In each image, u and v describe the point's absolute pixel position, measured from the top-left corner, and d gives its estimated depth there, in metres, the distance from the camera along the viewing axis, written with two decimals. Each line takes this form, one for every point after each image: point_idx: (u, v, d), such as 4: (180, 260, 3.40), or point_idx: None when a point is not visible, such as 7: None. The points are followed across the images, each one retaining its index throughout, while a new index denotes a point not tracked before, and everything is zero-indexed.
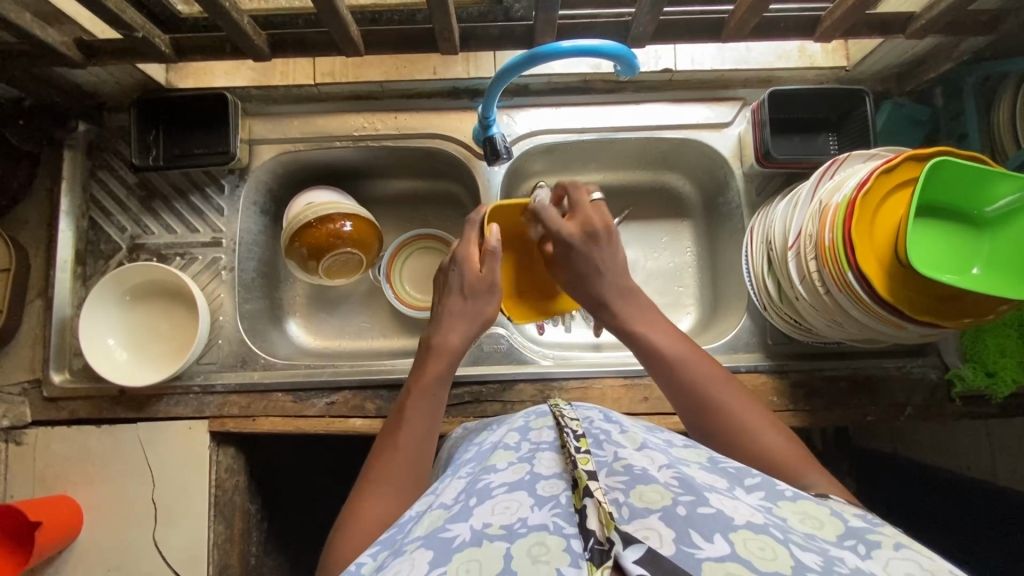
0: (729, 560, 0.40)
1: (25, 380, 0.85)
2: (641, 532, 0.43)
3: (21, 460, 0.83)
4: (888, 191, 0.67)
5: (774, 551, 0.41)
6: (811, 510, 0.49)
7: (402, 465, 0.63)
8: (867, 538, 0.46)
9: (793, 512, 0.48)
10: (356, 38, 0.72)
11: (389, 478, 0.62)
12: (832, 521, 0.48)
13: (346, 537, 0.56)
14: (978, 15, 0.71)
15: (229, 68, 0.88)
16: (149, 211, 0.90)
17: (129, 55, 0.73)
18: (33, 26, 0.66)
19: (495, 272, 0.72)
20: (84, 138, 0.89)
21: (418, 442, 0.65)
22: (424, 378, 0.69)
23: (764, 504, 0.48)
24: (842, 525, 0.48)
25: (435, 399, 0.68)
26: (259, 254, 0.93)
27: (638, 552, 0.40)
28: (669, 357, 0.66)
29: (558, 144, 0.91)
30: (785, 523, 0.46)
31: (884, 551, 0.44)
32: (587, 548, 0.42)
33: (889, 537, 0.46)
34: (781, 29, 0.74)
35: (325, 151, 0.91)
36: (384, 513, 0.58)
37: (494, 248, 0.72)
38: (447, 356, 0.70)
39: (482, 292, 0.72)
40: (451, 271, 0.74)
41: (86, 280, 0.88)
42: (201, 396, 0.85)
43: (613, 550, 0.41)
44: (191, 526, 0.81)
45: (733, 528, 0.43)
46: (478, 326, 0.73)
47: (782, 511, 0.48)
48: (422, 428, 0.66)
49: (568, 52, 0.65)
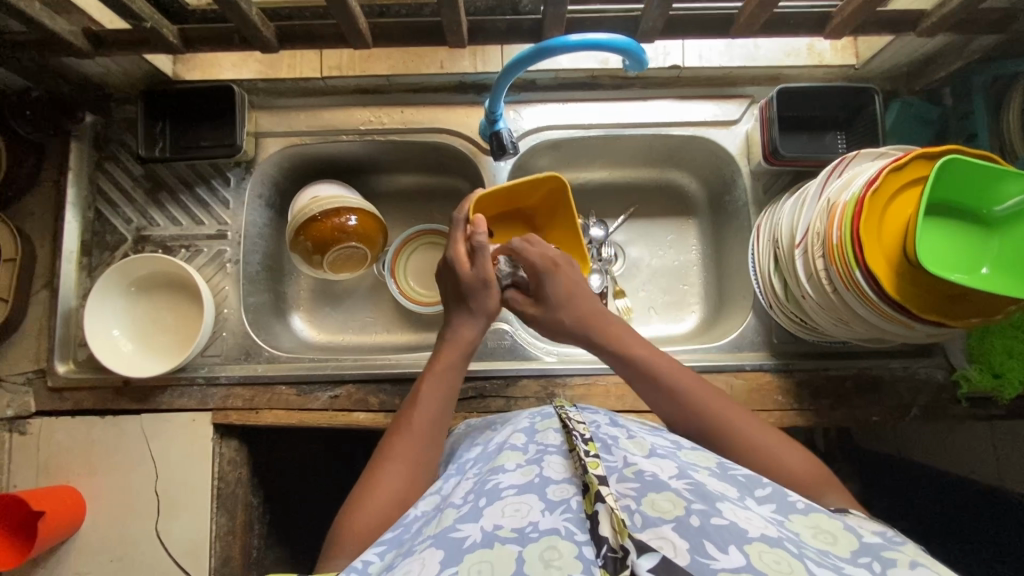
0: (743, 572, 0.40)
1: (30, 370, 0.86)
2: (654, 541, 0.43)
3: (24, 449, 0.83)
4: (897, 189, 0.67)
5: (788, 565, 0.41)
6: (825, 524, 0.49)
7: (415, 446, 0.63)
8: (883, 555, 0.46)
9: (805, 528, 0.48)
10: (364, 30, 0.72)
11: (401, 452, 0.62)
12: (846, 536, 0.48)
13: (356, 514, 0.58)
14: (991, 13, 0.71)
15: (236, 60, 0.88)
16: (155, 203, 0.90)
17: (137, 45, 0.73)
18: (42, 14, 0.66)
19: (488, 266, 0.71)
20: (90, 130, 0.89)
21: (430, 428, 0.65)
22: (435, 367, 0.69)
23: (776, 517, 0.49)
24: (856, 540, 0.48)
25: (450, 386, 0.68)
26: (264, 247, 0.93)
27: (652, 561, 0.40)
28: (669, 381, 0.65)
29: (564, 140, 0.91)
30: (798, 537, 0.46)
31: (898, 569, 0.44)
32: (599, 556, 0.42)
33: (906, 555, 0.45)
34: (792, 25, 0.74)
35: (330, 145, 0.91)
36: (393, 495, 0.59)
37: (480, 241, 0.70)
38: (462, 348, 0.71)
39: (477, 289, 0.71)
40: (446, 272, 0.74)
41: (91, 271, 0.88)
42: (205, 388, 0.85)
43: (627, 559, 0.41)
44: (193, 518, 0.81)
45: (747, 540, 0.43)
46: (487, 321, 0.72)
47: (794, 526, 0.48)
48: (437, 413, 0.66)
49: (577, 46, 0.65)
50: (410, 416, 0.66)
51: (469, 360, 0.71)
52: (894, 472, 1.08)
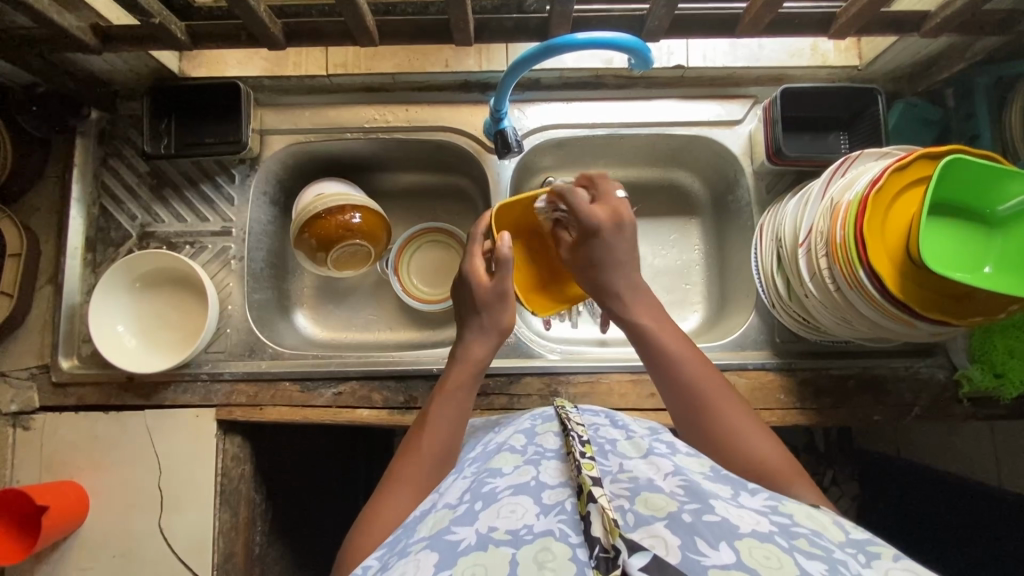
0: (733, 568, 0.40)
1: (34, 365, 0.86)
2: (646, 540, 0.43)
3: (28, 445, 0.83)
4: (902, 188, 0.67)
5: (778, 559, 0.41)
6: (817, 514, 0.49)
7: (420, 469, 0.63)
8: (868, 548, 0.45)
9: (799, 511, 0.49)
10: (371, 28, 0.72)
11: (407, 475, 0.62)
12: (835, 529, 0.47)
13: (360, 544, 0.57)
14: (993, 14, 0.71)
15: (242, 57, 0.88)
16: (159, 199, 0.90)
17: (145, 42, 0.73)
18: (50, 10, 0.66)
19: (507, 280, 0.71)
20: (96, 126, 0.89)
21: (438, 446, 0.65)
22: (446, 384, 0.69)
23: (769, 505, 0.50)
24: (845, 535, 0.47)
25: (460, 407, 0.68)
26: (268, 244, 0.94)
27: (644, 560, 0.40)
28: (678, 366, 0.65)
29: (567, 140, 0.92)
30: (790, 522, 0.46)
31: (883, 562, 0.44)
32: (593, 556, 0.43)
33: (892, 547, 0.45)
34: (796, 25, 0.74)
35: (335, 143, 0.92)
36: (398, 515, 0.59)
37: (506, 254, 0.69)
38: (472, 366, 0.70)
39: (493, 303, 0.72)
40: (463, 290, 0.74)
41: (96, 267, 0.88)
42: (209, 384, 0.85)
43: (619, 558, 0.41)
44: (197, 513, 0.82)
45: (737, 536, 0.43)
46: (500, 337, 0.73)
47: (788, 509, 0.49)
48: (448, 433, 0.66)
49: (583, 45, 0.65)
50: (419, 437, 0.66)
51: (480, 378, 0.71)
52: (896, 472, 1.08)
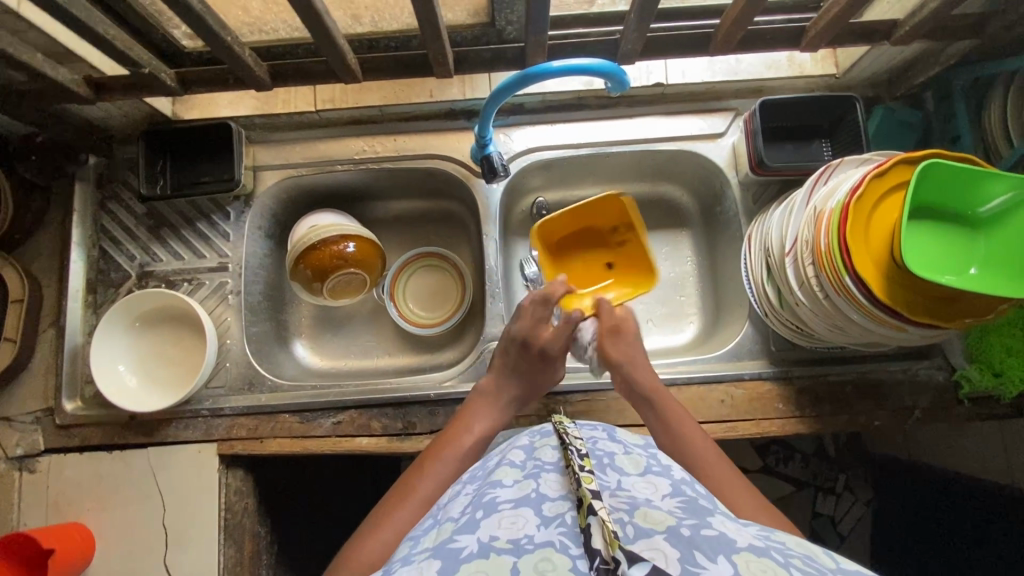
0: None
1: (38, 409, 0.87)
2: (647, 552, 0.42)
3: (35, 487, 0.84)
4: (882, 195, 0.68)
5: (774, 571, 0.41)
6: (808, 544, 0.47)
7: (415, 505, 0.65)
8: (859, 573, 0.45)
9: (791, 541, 0.47)
10: (353, 65, 0.74)
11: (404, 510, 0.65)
12: (827, 556, 0.46)
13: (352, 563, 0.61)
14: (963, 19, 0.71)
15: (232, 98, 0.91)
16: (158, 239, 0.92)
17: (136, 89, 0.75)
18: (44, 65, 0.68)
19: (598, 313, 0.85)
20: (94, 171, 0.92)
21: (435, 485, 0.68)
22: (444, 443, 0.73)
23: (760, 533, 0.48)
24: (835, 563, 0.45)
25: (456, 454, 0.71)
26: (264, 277, 0.95)
27: (643, 569, 0.38)
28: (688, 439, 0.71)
29: (553, 161, 0.93)
30: (784, 546, 0.46)
31: None
32: (593, 567, 0.42)
33: None
34: (767, 40, 0.75)
35: (326, 175, 0.93)
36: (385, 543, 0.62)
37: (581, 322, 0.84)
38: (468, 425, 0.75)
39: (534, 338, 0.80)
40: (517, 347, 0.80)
41: (97, 308, 0.90)
42: (210, 419, 0.86)
43: (618, 569, 0.40)
44: (202, 549, 0.82)
45: (735, 550, 0.43)
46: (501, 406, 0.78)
47: (779, 538, 0.48)
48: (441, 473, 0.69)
49: (559, 72, 0.67)
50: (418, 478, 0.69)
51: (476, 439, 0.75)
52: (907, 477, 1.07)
